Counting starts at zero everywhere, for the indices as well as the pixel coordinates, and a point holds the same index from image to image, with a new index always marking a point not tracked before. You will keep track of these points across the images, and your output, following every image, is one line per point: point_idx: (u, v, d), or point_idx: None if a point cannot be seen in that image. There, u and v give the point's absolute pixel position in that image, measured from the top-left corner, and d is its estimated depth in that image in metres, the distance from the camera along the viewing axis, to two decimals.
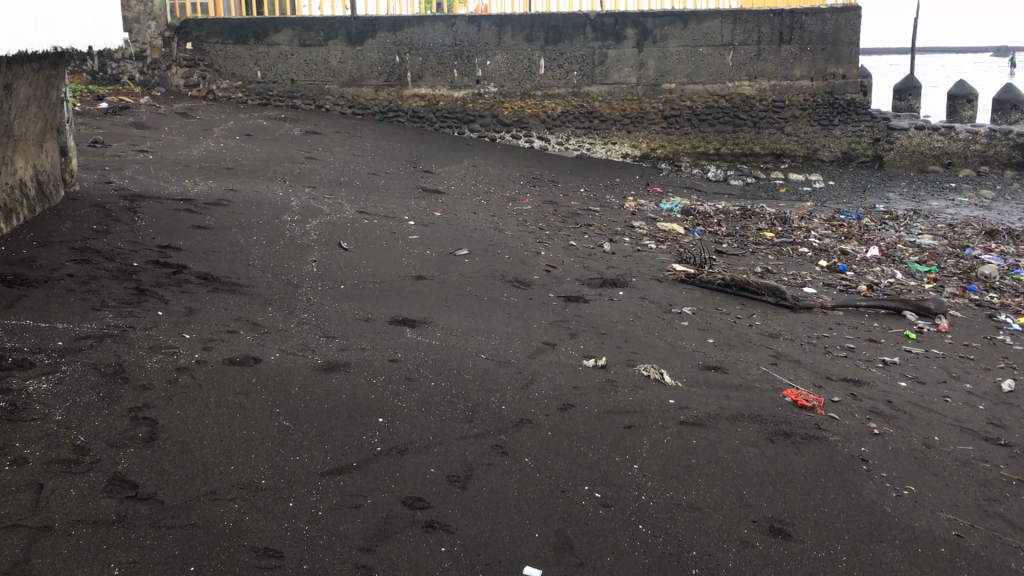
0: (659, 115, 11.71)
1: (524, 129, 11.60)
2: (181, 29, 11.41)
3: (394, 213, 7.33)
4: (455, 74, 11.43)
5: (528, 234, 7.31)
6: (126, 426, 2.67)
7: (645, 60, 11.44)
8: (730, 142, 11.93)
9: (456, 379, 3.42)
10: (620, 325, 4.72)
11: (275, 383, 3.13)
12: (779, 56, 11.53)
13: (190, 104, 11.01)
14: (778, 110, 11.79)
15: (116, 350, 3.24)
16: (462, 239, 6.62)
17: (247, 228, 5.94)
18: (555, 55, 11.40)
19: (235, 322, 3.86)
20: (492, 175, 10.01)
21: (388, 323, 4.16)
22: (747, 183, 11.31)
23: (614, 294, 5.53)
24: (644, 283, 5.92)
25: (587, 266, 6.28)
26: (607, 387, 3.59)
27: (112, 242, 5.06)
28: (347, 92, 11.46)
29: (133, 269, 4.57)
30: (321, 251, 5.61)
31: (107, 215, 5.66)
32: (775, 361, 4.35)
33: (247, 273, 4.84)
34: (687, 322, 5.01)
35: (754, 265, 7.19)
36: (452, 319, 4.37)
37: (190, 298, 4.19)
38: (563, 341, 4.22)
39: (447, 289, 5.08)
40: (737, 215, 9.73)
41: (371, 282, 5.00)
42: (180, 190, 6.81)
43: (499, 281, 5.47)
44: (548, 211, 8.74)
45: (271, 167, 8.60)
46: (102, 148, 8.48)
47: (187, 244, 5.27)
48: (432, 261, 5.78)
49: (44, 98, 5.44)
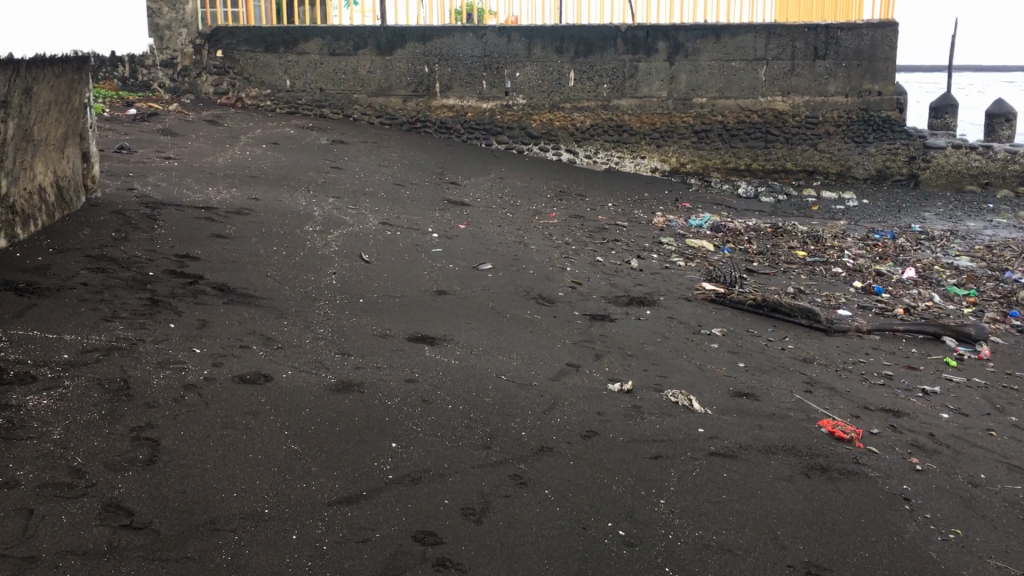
0: (690, 130, 11.52)
1: (552, 142, 11.45)
2: (211, 36, 11.41)
3: (418, 225, 7.21)
4: (484, 85, 11.34)
5: (554, 249, 7.16)
6: (126, 448, 2.54)
7: (676, 74, 11.28)
8: (761, 158, 11.71)
9: (474, 403, 3.26)
10: (648, 347, 4.55)
11: (285, 403, 2.99)
12: (813, 71, 11.33)
13: (218, 112, 10.99)
14: (811, 126, 11.57)
15: (123, 365, 3.11)
16: (486, 253, 6.47)
17: (267, 237, 5.84)
18: (585, 68, 11.26)
19: (248, 336, 3.74)
20: (519, 188, 9.87)
21: (407, 340, 4.02)
22: (778, 201, 11.08)
23: (641, 313, 5.37)
24: (672, 302, 5.75)
25: (614, 283, 6.12)
26: (633, 413, 3.42)
27: (130, 250, 4.97)
28: (375, 101, 11.40)
29: (148, 278, 4.46)
30: (341, 263, 5.49)
31: (126, 222, 5.58)
32: (810, 389, 4.16)
33: (265, 285, 4.73)
34: (717, 344, 4.83)
35: (787, 285, 7.00)
36: (473, 337, 4.22)
37: (204, 310, 4.08)
38: (587, 362, 4.06)
39: (469, 305, 4.94)
40: (769, 232, 9.52)
41: (392, 297, 4.87)
42: (203, 198, 6.73)
43: (522, 297, 5.33)
44: (574, 226, 8.58)
45: (296, 176, 8.52)
46: (128, 154, 8.44)
47: (205, 254, 5.17)
48: (455, 275, 5.65)
49: (66, 103, 5.39)
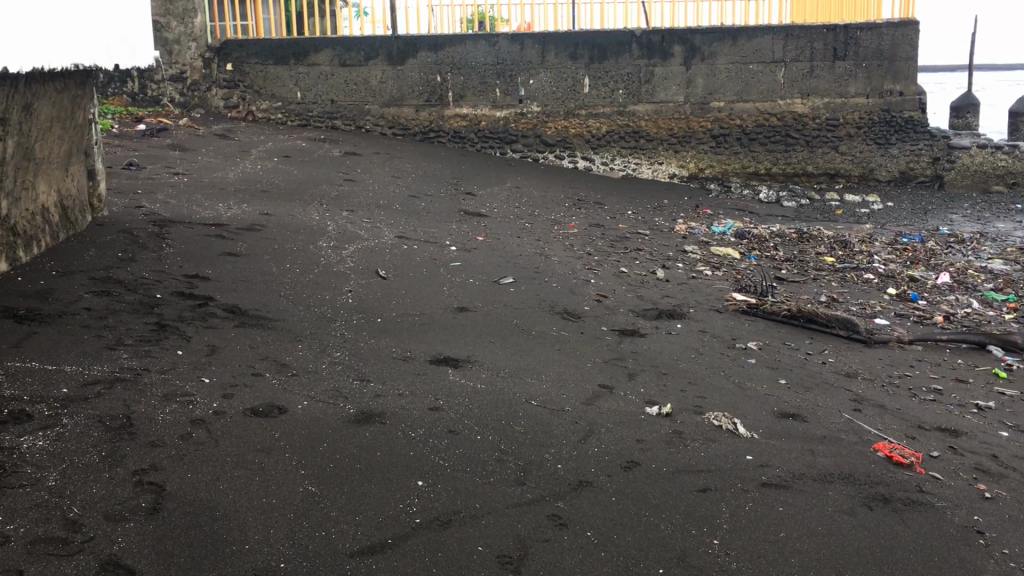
0: (708, 134, 11.26)
1: (568, 149, 11.21)
2: (221, 50, 11.25)
3: (435, 238, 6.98)
4: (497, 93, 11.13)
5: (576, 260, 6.92)
6: (127, 495, 2.31)
7: (693, 78, 11.04)
8: (782, 162, 11.43)
9: (505, 432, 3.02)
10: (682, 364, 4.30)
11: (301, 439, 2.75)
12: (833, 73, 11.06)
13: (228, 125, 10.82)
14: (832, 128, 11.30)
15: (127, 400, 2.89)
16: (506, 266, 6.24)
17: (280, 255, 5.62)
18: (600, 74, 11.03)
19: (261, 363, 3.51)
20: (536, 197, 9.64)
21: (429, 363, 3.78)
22: (801, 205, 10.80)
23: (671, 327, 5.12)
24: (703, 315, 5.50)
25: (641, 295, 5.87)
26: (676, 440, 3.17)
27: (137, 272, 4.77)
28: (388, 112, 11.21)
29: (155, 301, 4.25)
30: (357, 280, 5.27)
31: (133, 241, 5.39)
32: (859, 407, 3.89)
33: (277, 305, 4.51)
34: (754, 360, 4.57)
35: (818, 293, 6.73)
36: (498, 358, 3.98)
37: (214, 335, 3.86)
38: (621, 383, 3.81)
39: (492, 323, 4.70)
40: (794, 238, 9.25)
41: (410, 315, 4.64)
42: (213, 214, 6.53)
43: (547, 312, 5.09)
44: (594, 235, 8.34)
45: (308, 189, 8.31)
46: (137, 171, 8.26)
47: (215, 273, 4.96)
48: (474, 290, 5.41)
49: (69, 120, 5.21)
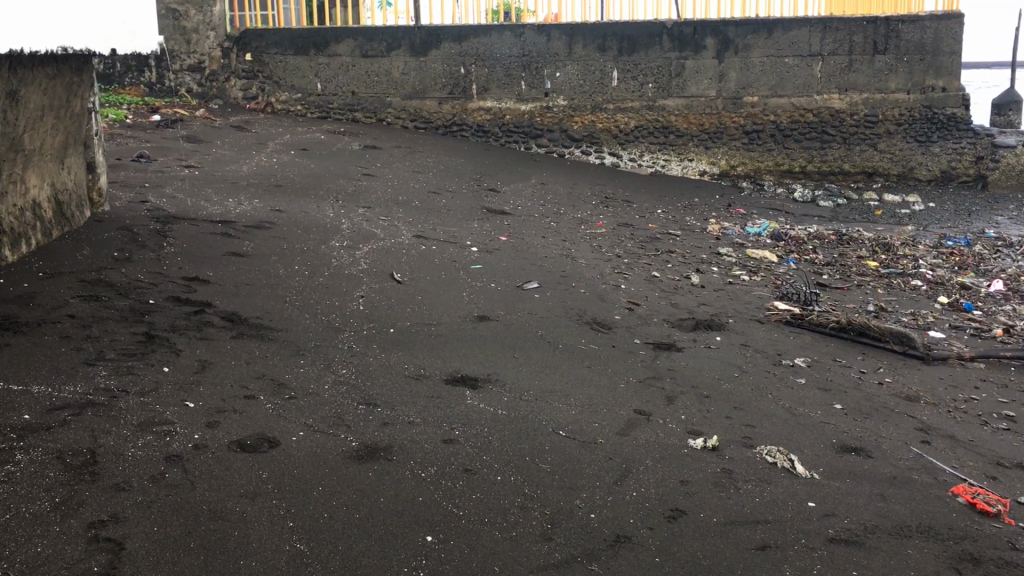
0: (740, 130, 10.76)
1: (595, 145, 10.77)
2: (239, 40, 10.91)
3: (455, 237, 6.59)
4: (523, 86, 10.72)
5: (605, 263, 6.50)
6: (78, 555, 1.93)
7: (726, 71, 10.56)
8: (817, 159, 10.92)
9: (530, 473, 2.62)
10: (725, 385, 3.88)
11: (293, 481, 2.37)
12: (872, 67, 10.55)
13: (246, 117, 10.49)
14: (871, 125, 10.76)
15: (95, 429, 2.52)
16: (530, 269, 5.83)
17: (289, 255, 5.25)
18: (629, 67, 10.58)
19: (255, 382, 3.13)
20: (562, 194, 9.24)
21: (444, 383, 3.38)
22: (838, 205, 10.31)
23: (711, 340, 4.69)
24: (744, 326, 5.07)
25: (676, 303, 5.45)
26: (726, 482, 2.76)
27: (132, 274, 4.41)
28: (409, 105, 10.82)
29: (147, 308, 3.89)
30: (370, 284, 4.89)
31: (132, 240, 5.04)
32: (928, 440, 3.46)
33: (281, 313, 4.13)
34: (804, 380, 4.14)
35: (864, 302, 6.27)
36: (521, 377, 3.58)
37: (209, 348, 3.48)
38: (659, 409, 3.39)
39: (515, 334, 4.30)
40: (834, 240, 8.78)
41: (427, 325, 4.26)
42: (221, 210, 6.17)
43: (575, 322, 4.68)
44: (624, 235, 7.91)
45: (324, 184, 7.95)
46: (147, 163, 7.93)
47: (217, 275, 4.60)
48: (497, 296, 5.01)
49: (64, 109, 4.87)
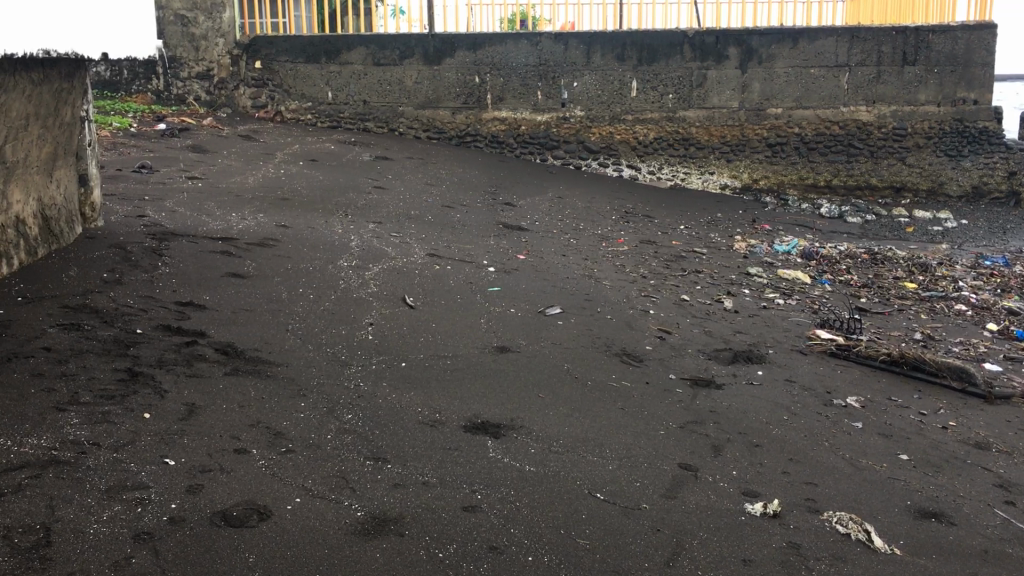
0: (764, 143, 10.34)
1: (613, 157, 10.36)
2: (249, 47, 10.55)
3: (470, 256, 6.20)
4: (539, 96, 10.34)
5: (630, 284, 6.11)
6: None
7: (749, 82, 10.16)
8: (843, 173, 10.40)
9: (566, 551, 2.22)
10: (775, 431, 3.47)
11: (285, 567, 1.98)
12: (901, 78, 10.12)
13: (255, 126, 10.15)
14: (899, 139, 10.30)
15: (53, 497, 2.13)
16: (552, 292, 5.44)
17: (294, 276, 4.88)
18: (649, 77, 10.19)
19: (248, 431, 2.74)
20: (581, 209, 8.85)
21: (462, 431, 2.99)
22: (867, 221, 9.86)
23: (752, 374, 4.28)
24: (786, 358, 4.66)
25: (710, 331, 5.04)
26: (796, 561, 2.35)
27: (121, 298, 4.04)
28: (422, 115, 10.47)
29: (133, 338, 3.51)
30: (381, 309, 4.51)
31: (124, 259, 4.67)
32: (1012, 500, 3.04)
33: (281, 344, 3.75)
34: (861, 424, 3.73)
35: (908, 330, 5.84)
36: (548, 423, 3.18)
37: (198, 387, 3.09)
38: (706, 463, 2.99)
39: (539, 368, 3.90)
40: (867, 259, 8.35)
41: (441, 359, 3.87)
42: (223, 226, 5.81)
43: (603, 354, 4.28)
44: (648, 254, 7.53)
45: (332, 197, 7.58)
46: (149, 174, 7.59)
47: (213, 300, 4.23)
48: (517, 323, 4.62)
49: (53, 118, 4.52)
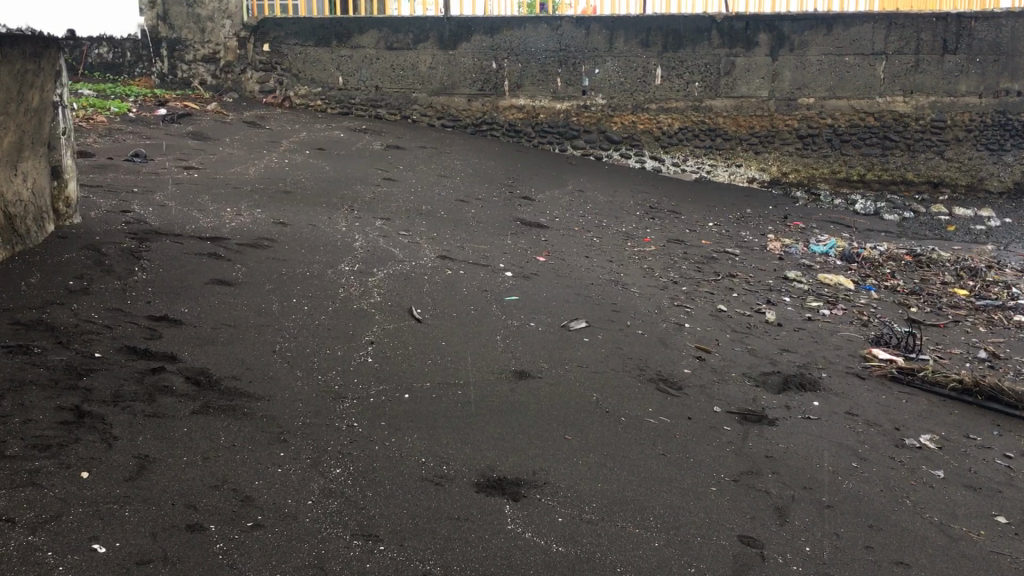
0: (794, 135, 9.66)
1: (635, 148, 9.78)
2: (258, 29, 10.04)
3: (485, 258, 5.65)
4: (559, 83, 9.77)
5: (660, 291, 5.57)
6: None
7: (779, 71, 9.47)
8: (878, 167, 9.66)
9: None
10: (845, 484, 2.93)
11: None
12: (941, 67, 9.29)
13: (260, 112, 9.63)
14: (937, 132, 9.50)
15: None
16: (576, 302, 4.89)
17: (289, 283, 4.36)
18: (675, 64, 9.56)
19: (211, 495, 2.22)
20: (604, 203, 8.30)
21: (474, 490, 2.46)
22: (904, 219, 9.11)
23: (807, 407, 3.73)
24: (841, 384, 4.10)
25: (753, 349, 4.49)
26: None
27: (84, 312, 3.52)
28: (436, 101, 9.93)
29: (88, 364, 2.99)
30: (384, 324, 3.99)
31: (96, 263, 4.15)
32: None
33: (265, 370, 3.22)
34: (943, 473, 3.17)
35: (970, 347, 5.23)
36: (576, 478, 2.64)
37: (156, 432, 2.56)
38: (771, 535, 2.45)
39: (563, 400, 3.36)
40: (910, 262, 7.73)
41: (450, 388, 3.33)
42: (214, 223, 5.28)
43: (637, 380, 3.74)
44: (677, 254, 6.98)
45: (338, 190, 7.06)
46: (142, 163, 7.08)
47: (192, 314, 3.71)
48: (537, 341, 4.08)
49: (14, 103, 4.00)
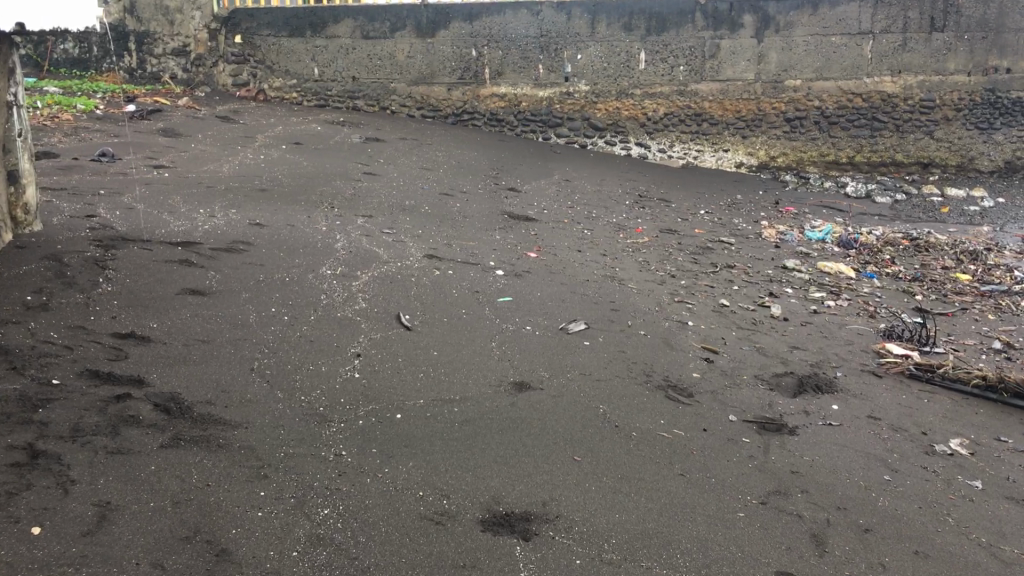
0: (782, 118, 9.37)
1: (620, 134, 9.48)
2: (229, 20, 9.70)
3: (474, 256, 5.37)
4: (541, 70, 9.48)
5: (658, 286, 5.32)
6: None
7: (765, 53, 9.22)
8: (867, 150, 9.34)
9: None
10: (881, 502, 2.69)
11: None
12: (929, 46, 9.05)
13: (235, 106, 9.30)
14: (926, 111, 9.22)
15: None
16: (572, 301, 4.63)
17: (267, 290, 4.08)
18: (659, 48, 9.29)
19: (183, 552, 1.95)
20: (592, 193, 8.03)
21: (480, 529, 2.21)
22: (897, 202, 8.71)
23: (826, 411, 3.49)
24: (859, 384, 3.87)
25: (762, 348, 4.25)
26: None
27: (42, 330, 3.22)
28: (416, 91, 9.65)
29: (45, 393, 2.69)
30: (371, 333, 3.71)
31: (57, 275, 3.85)
32: None
33: (243, 391, 2.94)
34: (980, 483, 2.94)
35: (983, 337, 4.99)
36: (591, 508, 2.39)
37: (120, 473, 2.28)
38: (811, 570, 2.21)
39: (568, 414, 3.10)
40: (908, 246, 7.45)
41: (446, 405, 3.06)
42: (186, 226, 4.99)
43: (644, 388, 3.49)
44: (671, 245, 6.73)
45: (316, 186, 6.75)
46: (111, 163, 6.76)
47: (161, 329, 3.42)
48: (535, 347, 3.82)
49: None
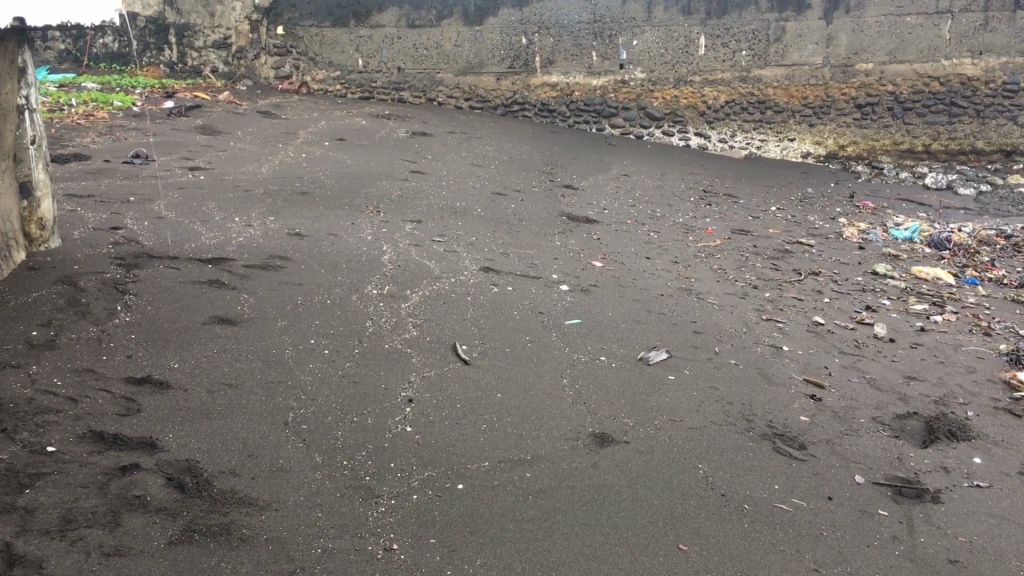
0: (852, 104, 8.56)
1: (678, 124, 8.85)
2: (271, 10, 9.22)
3: (535, 267, 4.84)
4: (594, 58, 8.92)
5: (739, 300, 4.73)
6: None
7: (835, 35, 8.45)
8: (943, 138, 8.43)
9: None
10: None
11: None
12: (1014, 25, 8.08)
13: (277, 99, 8.87)
14: (1011, 96, 8.21)
15: None
16: (649, 322, 4.07)
17: (306, 317, 3.59)
18: (720, 32, 8.62)
19: None
20: (653, 189, 7.47)
21: None
22: (981, 194, 7.72)
23: (970, 467, 2.91)
24: (998, 428, 3.27)
25: (875, 381, 3.66)
26: None
27: (44, 376, 2.76)
28: (464, 81, 9.14)
29: (36, 465, 2.22)
30: (423, 372, 3.19)
31: (70, 302, 3.39)
32: None
33: (274, 456, 2.44)
34: None
35: None
36: None
37: None
38: None
39: (663, 479, 2.57)
40: (1006, 246, 6.57)
41: (515, 469, 2.53)
42: (218, 239, 4.52)
43: (750, 439, 2.93)
44: (747, 249, 6.12)
45: (360, 187, 6.28)
46: (144, 164, 6.34)
47: (183, 371, 2.93)
48: (613, 384, 3.28)
49: None
